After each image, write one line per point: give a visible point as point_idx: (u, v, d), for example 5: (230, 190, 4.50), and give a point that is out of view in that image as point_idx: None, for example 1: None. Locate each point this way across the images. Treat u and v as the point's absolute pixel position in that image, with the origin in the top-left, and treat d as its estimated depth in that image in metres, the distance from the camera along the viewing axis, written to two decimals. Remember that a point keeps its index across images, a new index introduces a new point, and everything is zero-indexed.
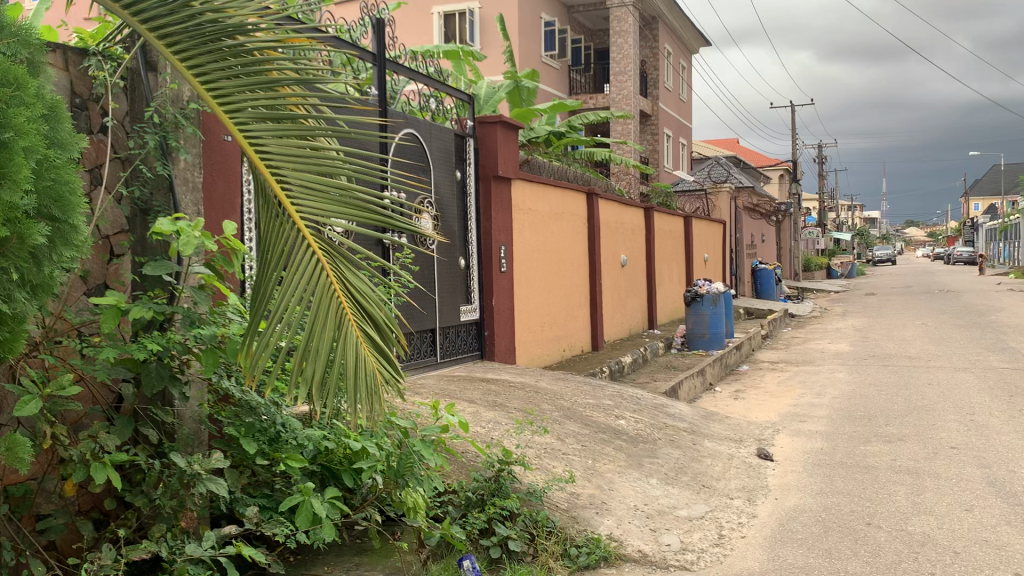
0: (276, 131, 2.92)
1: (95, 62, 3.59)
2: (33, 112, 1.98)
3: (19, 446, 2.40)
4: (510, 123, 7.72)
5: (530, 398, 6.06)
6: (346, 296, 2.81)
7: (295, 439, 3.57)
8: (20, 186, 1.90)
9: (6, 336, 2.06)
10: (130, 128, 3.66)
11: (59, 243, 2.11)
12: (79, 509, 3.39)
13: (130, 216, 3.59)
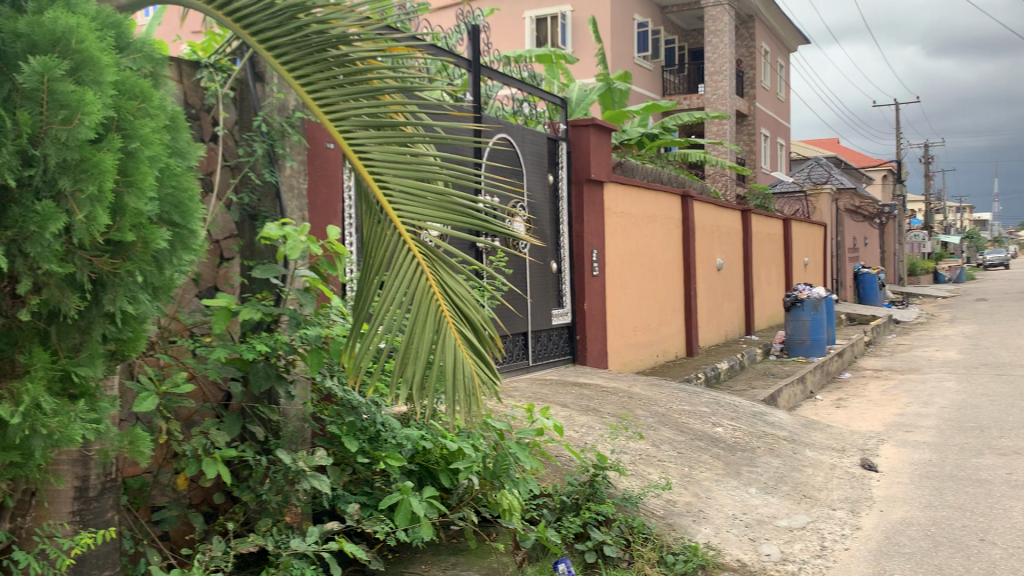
0: (378, 138, 2.99)
1: (207, 74, 3.78)
2: (157, 122, 2.08)
3: (140, 440, 2.53)
4: (605, 126, 7.70)
5: (624, 403, 6.03)
6: (444, 300, 2.86)
7: (394, 438, 3.64)
8: (146, 193, 2.00)
9: (129, 336, 2.19)
10: (239, 138, 3.84)
11: (179, 247, 2.21)
12: (190, 502, 3.55)
13: (238, 221, 3.75)
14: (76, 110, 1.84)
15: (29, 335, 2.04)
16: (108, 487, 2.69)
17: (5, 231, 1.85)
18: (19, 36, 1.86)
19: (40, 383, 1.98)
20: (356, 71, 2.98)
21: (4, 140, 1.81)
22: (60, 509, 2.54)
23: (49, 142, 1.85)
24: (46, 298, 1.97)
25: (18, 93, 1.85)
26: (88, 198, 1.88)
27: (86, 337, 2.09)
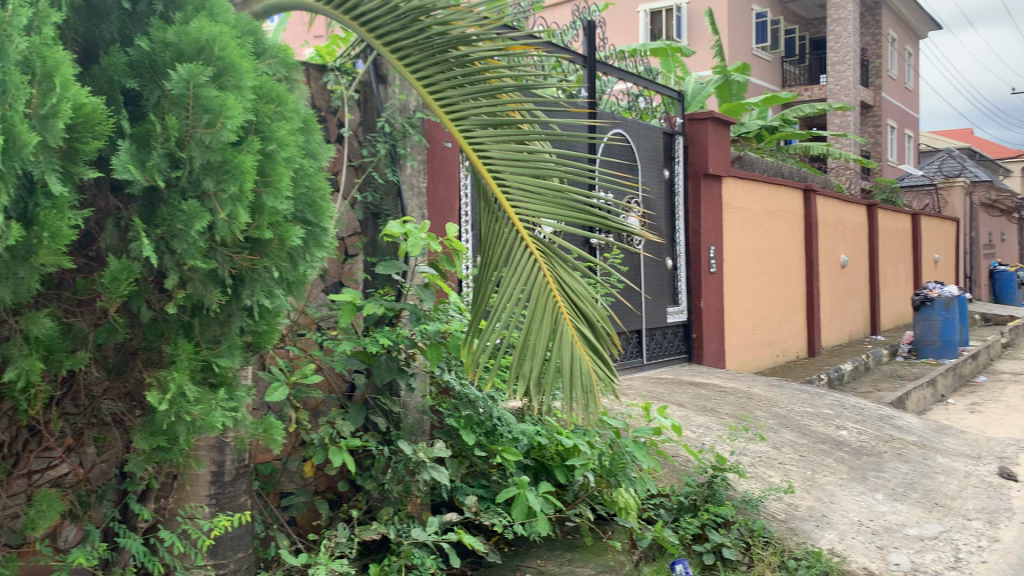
0: (497, 136, 3.03)
1: (333, 77, 3.89)
2: (292, 125, 2.17)
3: (274, 428, 2.63)
4: (723, 119, 7.53)
5: (742, 404, 5.90)
6: (561, 297, 2.87)
7: (510, 433, 3.67)
8: (282, 193, 2.08)
9: (265, 328, 2.31)
10: (363, 138, 3.96)
11: (312, 245, 2.29)
12: (316, 489, 3.69)
13: (362, 220, 3.87)
14: (219, 114, 1.94)
15: (175, 327, 2.17)
16: (243, 473, 2.84)
17: (156, 230, 2.00)
18: (168, 46, 1.99)
19: (185, 373, 2.10)
20: (475, 71, 3.02)
21: (155, 144, 1.94)
22: (198, 492, 2.70)
23: (194, 145, 1.95)
24: (191, 293, 2.08)
25: (167, 99, 1.97)
26: (230, 198, 1.97)
27: (226, 329, 2.22)
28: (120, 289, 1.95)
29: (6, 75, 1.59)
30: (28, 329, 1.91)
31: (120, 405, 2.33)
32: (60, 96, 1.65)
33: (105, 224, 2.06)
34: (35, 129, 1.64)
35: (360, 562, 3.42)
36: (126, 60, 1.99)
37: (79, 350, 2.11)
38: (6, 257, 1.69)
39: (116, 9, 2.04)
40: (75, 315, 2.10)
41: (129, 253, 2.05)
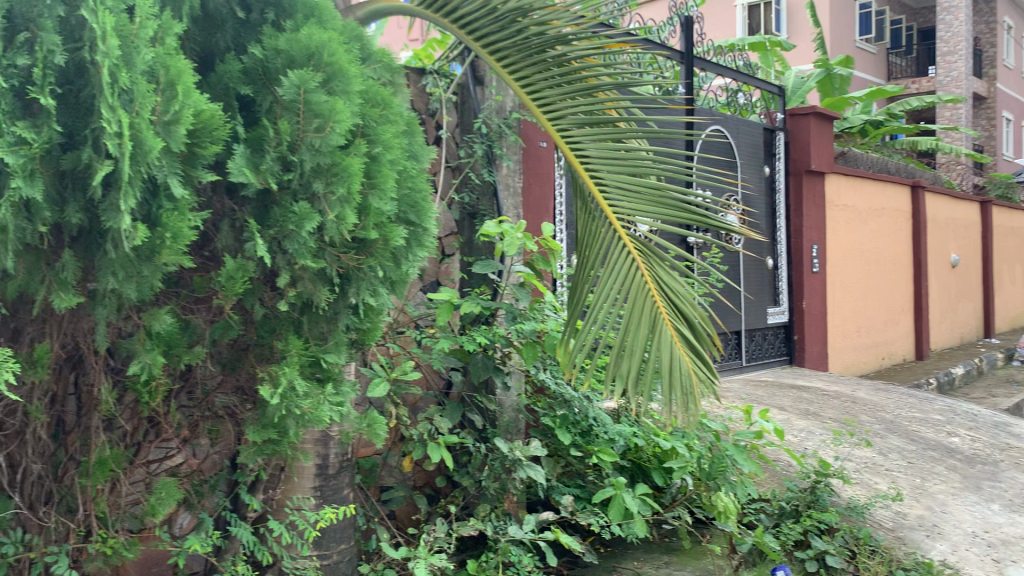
0: (594, 135, 3.02)
1: (432, 79, 3.94)
2: (397, 127, 2.22)
3: (377, 423, 2.68)
4: (825, 114, 7.31)
5: (846, 409, 5.71)
6: (660, 296, 2.82)
7: (607, 434, 3.66)
8: (388, 194, 2.13)
9: (368, 326, 2.36)
10: (461, 139, 4.02)
11: (415, 245, 2.34)
12: (414, 484, 3.76)
13: (459, 219, 3.93)
14: (328, 119, 1.99)
15: (286, 324, 2.26)
16: (346, 466, 2.94)
17: (269, 230, 2.07)
18: (280, 53, 2.06)
19: (295, 368, 2.17)
20: (572, 70, 3.02)
21: (268, 148, 2.02)
22: (303, 484, 2.82)
23: (305, 149, 2.02)
24: (301, 291, 2.16)
25: (279, 105, 2.05)
26: (339, 199, 2.04)
27: (332, 326, 2.29)
28: (235, 288, 2.04)
29: (134, 84, 1.68)
30: (151, 325, 2.00)
31: (232, 399, 2.42)
32: (182, 104, 1.73)
33: (221, 225, 2.15)
34: (159, 135, 1.73)
35: (458, 557, 3.47)
36: (240, 67, 2.07)
37: (196, 345, 2.20)
38: (132, 257, 1.79)
39: (231, 19, 2.13)
40: (192, 311, 2.20)
41: (244, 253, 2.14)
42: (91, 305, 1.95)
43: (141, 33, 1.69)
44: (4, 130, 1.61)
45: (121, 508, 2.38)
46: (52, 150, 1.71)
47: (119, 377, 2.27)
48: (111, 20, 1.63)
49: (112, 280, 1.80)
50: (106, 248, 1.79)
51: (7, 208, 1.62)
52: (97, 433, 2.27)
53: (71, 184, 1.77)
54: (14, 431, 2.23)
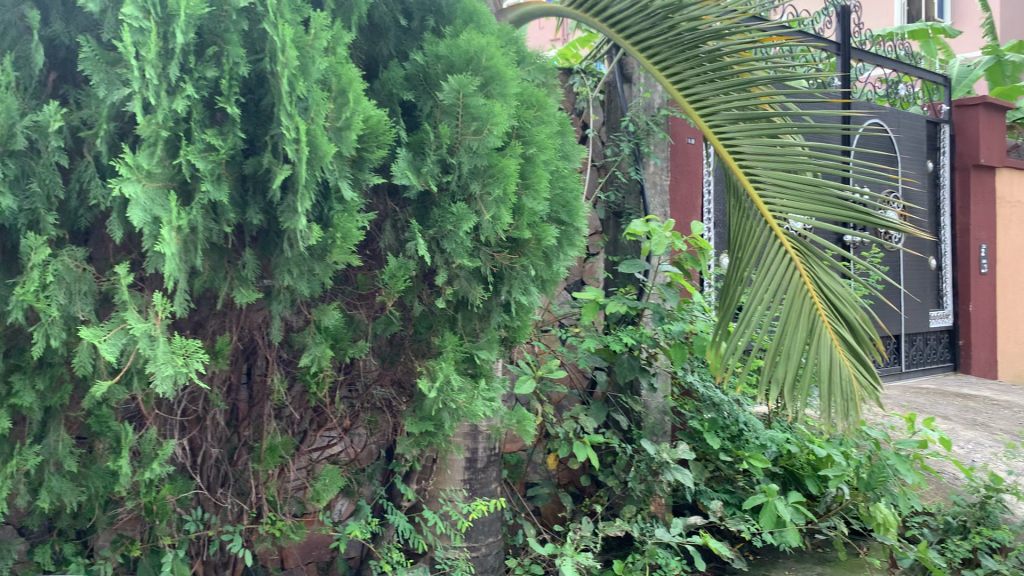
0: (749, 130, 2.92)
1: (578, 79, 3.98)
2: (551, 128, 2.25)
3: (527, 421, 2.68)
4: (997, 104, 6.82)
5: (1020, 420, 5.33)
6: (819, 297, 2.71)
7: (758, 439, 3.57)
8: (541, 195, 2.16)
9: (519, 325, 2.40)
10: (608, 138, 4.00)
11: (566, 244, 2.36)
12: (559, 482, 3.79)
13: (603, 219, 3.93)
14: (486, 122, 2.03)
15: (442, 321, 2.33)
16: (494, 461, 3.02)
17: (429, 230, 2.15)
18: (440, 58, 2.12)
19: (451, 363, 2.22)
20: (726, 65, 2.95)
21: (428, 151, 2.08)
22: (454, 476, 2.92)
23: (463, 151, 2.08)
24: (457, 289, 2.21)
25: (439, 109, 2.12)
26: (495, 200, 2.08)
27: (485, 323, 2.34)
28: (397, 286, 2.11)
29: (309, 93, 1.77)
30: (320, 320, 2.12)
31: (390, 391, 2.52)
32: (353, 110, 1.82)
33: (384, 225, 2.24)
34: (332, 140, 1.83)
35: (604, 557, 3.48)
36: (403, 74, 2.15)
37: (359, 340, 2.31)
38: (305, 255, 1.91)
39: (394, 27, 2.22)
40: (355, 307, 2.32)
41: (405, 252, 2.22)
42: (267, 301, 2.08)
43: (316, 44, 1.79)
44: (195, 138, 1.73)
45: (287, 493, 2.52)
46: (236, 155, 1.83)
47: (289, 369, 2.40)
48: (289, 32, 1.72)
49: (287, 277, 1.92)
50: (283, 247, 1.91)
51: (198, 210, 1.75)
52: (269, 421, 2.41)
53: (252, 188, 1.90)
54: (195, 417, 2.36)
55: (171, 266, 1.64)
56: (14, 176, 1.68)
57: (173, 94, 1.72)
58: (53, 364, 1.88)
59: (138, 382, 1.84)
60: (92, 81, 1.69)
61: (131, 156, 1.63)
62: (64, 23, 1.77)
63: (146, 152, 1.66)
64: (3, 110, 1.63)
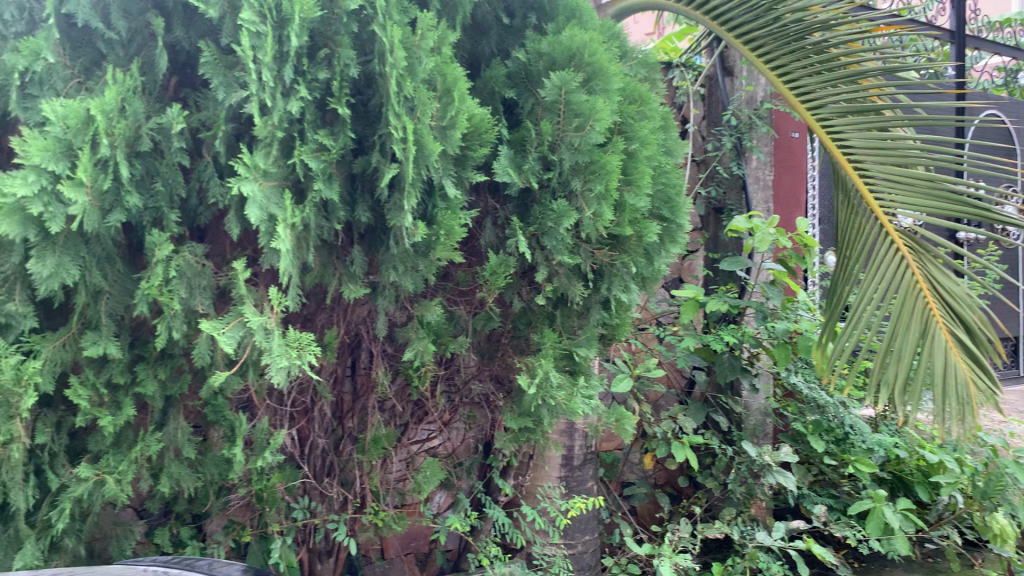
0: (858, 124, 2.81)
1: (678, 73, 3.92)
2: (654, 123, 2.22)
3: (626, 419, 2.61)
4: None
5: None
6: (933, 297, 2.57)
7: (864, 443, 3.43)
8: (644, 191, 2.13)
9: (618, 322, 2.39)
10: (708, 133, 3.96)
11: (668, 241, 2.33)
12: (655, 482, 3.75)
13: (704, 215, 3.91)
14: (589, 117, 2.02)
15: (541, 317, 2.34)
16: (590, 459, 3.03)
17: (530, 227, 2.15)
18: (542, 55, 2.12)
19: (551, 360, 2.22)
20: (833, 56, 2.84)
21: (530, 148, 2.10)
22: (551, 473, 2.93)
23: (565, 148, 2.08)
24: (557, 286, 2.21)
25: (541, 106, 2.13)
26: (596, 196, 2.06)
27: (584, 320, 2.34)
28: (498, 282, 2.12)
29: (416, 92, 1.80)
30: (423, 315, 2.16)
31: (488, 387, 2.56)
32: (457, 109, 1.84)
33: (485, 222, 2.27)
34: (438, 139, 1.87)
35: (702, 559, 3.44)
36: (505, 71, 2.16)
37: (460, 335, 2.35)
38: (411, 251, 1.95)
39: (496, 25, 2.23)
40: (456, 304, 2.35)
41: (506, 249, 2.24)
42: (373, 296, 2.14)
43: (423, 44, 1.81)
44: (308, 138, 1.79)
45: (389, 484, 2.57)
46: (346, 155, 1.89)
47: (392, 362, 2.45)
48: (398, 33, 1.75)
49: (393, 273, 1.97)
50: (390, 244, 1.95)
51: (310, 208, 1.81)
52: (373, 413, 2.48)
53: (361, 186, 1.97)
54: (303, 408, 2.43)
55: (286, 262, 1.70)
56: (141, 176, 1.78)
57: (288, 95, 1.78)
58: (174, 355, 1.98)
59: (252, 373, 1.92)
60: (211, 84, 1.76)
61: (249, 156, 1.69)
62: (185, 29, 1.85)
63: (262, 152, 1.73)
64: (130, 113, 1.71)
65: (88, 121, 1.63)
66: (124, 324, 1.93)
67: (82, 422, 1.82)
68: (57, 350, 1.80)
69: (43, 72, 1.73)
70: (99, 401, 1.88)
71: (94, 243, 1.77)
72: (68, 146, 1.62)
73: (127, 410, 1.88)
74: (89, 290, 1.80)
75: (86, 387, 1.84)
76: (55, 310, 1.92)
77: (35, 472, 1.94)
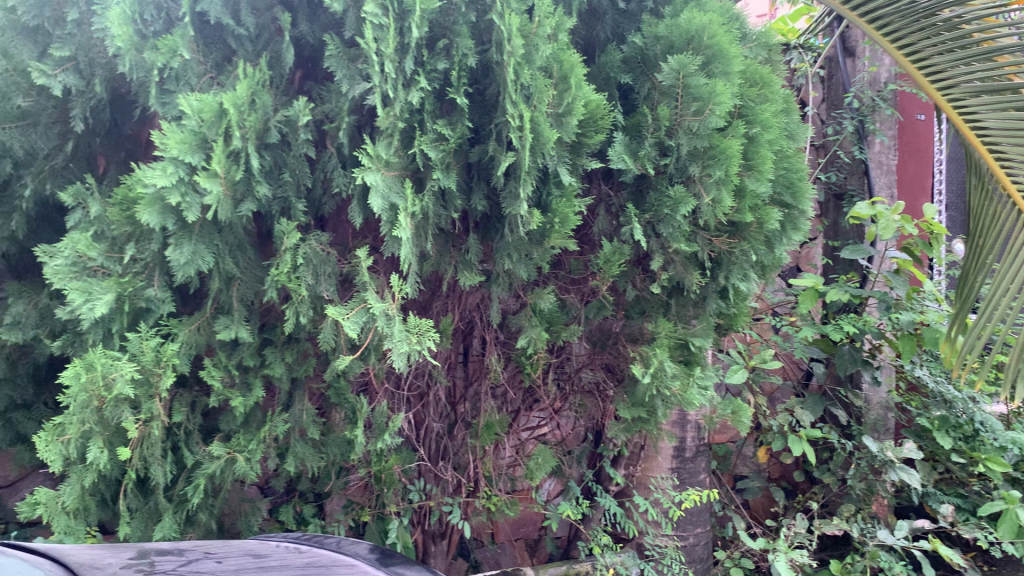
0: (993, 104, 2.56)
1: (797, 54, 3.81)
2: (775, 105, 2.17)
3: (742, 410, 2.52)
4: None
5: None
6: None
7: (997, 441, 3.22)
8: (765, 176, 2.05)
9: (734, 312, 2.34)
10: (828, 116, 3.84)
11: (789, 228, 2.27)
12: (769, 476, 3.68)
13: (823, 201, 3.81)
14: (709, 101, 1.97)
15: (656, 306, 2.32)
16: (702, 451, 2.99)
17: (645, 214, 2.13)
18: (660, 39, 2.08)
19: (666, 350, 2.18)
20: (965, 33, 2.60)
21: (646, 134, 2.07)
22: (663, 464, 2.90)
23: (683, 133, 2.04)
24: (673, 274, 2.18)
25: (658, 91, 2.10)
26: (716, 181, 2.01)
27: (700, 310, 2.30)
28: (613, 270, 2.10)
29: (533, 80, 1.81)
30: (536, 303, 2.17)
31: (599, 375, 2.55)
32: (574, 95, 1.83)
33: (599, 210, 2.26)
34: (554, 126, 1.86)
35: (818, 556, 3.35)
36: (622, 57, 2.14)
37: (572, 323, 2.35)
38: (525, 239, 1.96)
39: (612, 10, 2.21)
40: (568, 291, 2.35)
41: (620, 236, 2.22)
42: (488, 283, 2.16)
43: (540, 31, 1.81)
44: (428, 128, 1.82)
45: (501, 469, 2.60)
46: (463, 144, 1.92)
47: (505, 349, 2.47)
48: (516, 21, 1.75)
49: (508, 261, 1.99)
50: (505, 232, 1.97)
51: (429, 197, 1.84)
52: (486, 399, 2.51)
53: (477, 175, 2.00)
54: (419, 393, 2.50)
55: (406, 250, 1.74)
56: (269, 167, 1.86)
57: (408, 86, 1.81)
58: (300, 340, 2.05)
59: (373, 357, 1.97)
60: (336, 77, 1.81)
61: (372, 146, 1.73)
62: (309, 23, 1.91)
63: (384, 142, 1.77)
64: (260, 106, 1.78)
65: (221, 114, 1.70)
66: (253, 309, 2.02)
67: (216, 402, 1.91)
68: (193, 333, 1.89)
69: (179, 68, 1.81)
70: (231, 382, 1.97)
71: (227, 232, 1.85)
72: (203, 138, 1.69)
73: (257, 392, 1.96)
74: (222, 276, 1.89)
75: (220, 369, 1.93)
76: (190, 296, 2.03)
77: (172, 448, 2.04)
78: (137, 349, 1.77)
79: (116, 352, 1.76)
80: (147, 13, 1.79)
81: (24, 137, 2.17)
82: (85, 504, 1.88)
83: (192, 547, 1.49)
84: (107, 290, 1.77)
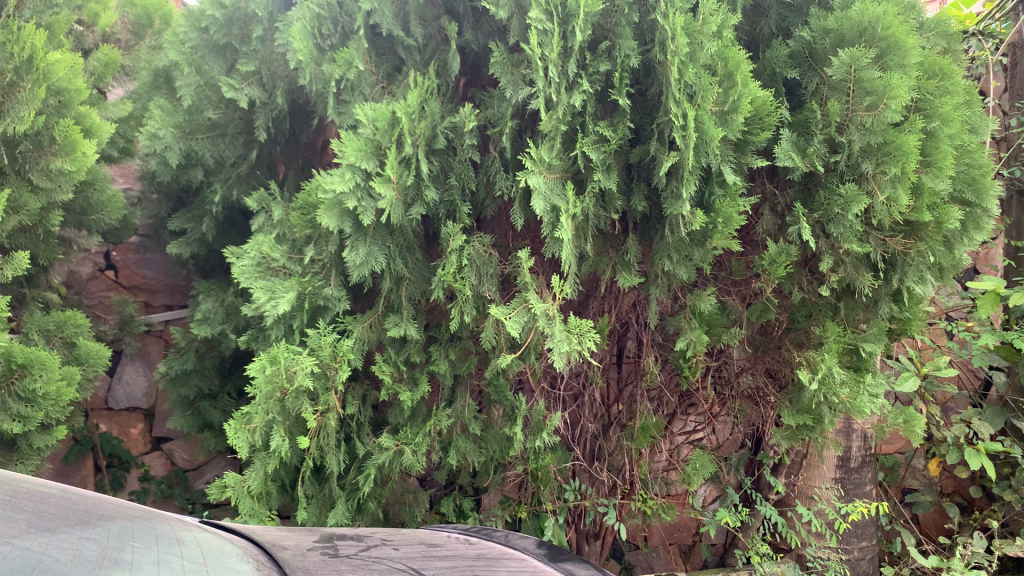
0: None
1: (975, 42, 3.55)
2: (957, 98, 2.04)
3: (915, 420, 2.35)
4: None
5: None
6: None
7: None
8: (945, 172, 1.93)
9: (908, 316, 2.23)
10: (1010, 107, 3.55)
11: (971, 226, 2.14)
12: (942, 490, 3.47)
13: (1007, 197, 3.54)
14: (883, 95, 1.87)
15: (823, 310, 2.25)
16: (868, 461, 2.86)
17: (814, 214, 2.07)
18: (829, 32, 2.01)
19: (834, 356, 2.10)
20: None
21: (816, 130, 2.02)
22: (826, 474, 2.79)
23: (855, 129, 1.97)
24: (843, 276, 2.10)
25: (826, 85, 2.04)
26: (891, 179, 1.93)
27: (871, 313, 2.21)
28: (777, 271, 2.04)
29: (697, 79, 1.78)
30: (696, 304, 2.13)
31: (760, 380, 2.49)
32: (740, 92, 1.77)
33: (763, 209, 2.21)
34: (718, 125, 1.83)
35: None
36: (788, 52, 2.08)
37: (733, 325, 2.31)
38: (686, 240, 1.95)
39: (776, 5, 2.16)
40: (729, 293, 2.31)
41: (785, 236, 2.17)
42: (647, 285, 2.15)
43: (705, 29, 1.77)
44: (590, 130, 1.84)
45: (656, 472, 2.58)
46: (624, 145, 1.93)
47: (662, 351, 2.46)
48: (680, 21, 1.74)
49: (667, 262, 1.98)
50: (665, 232, 1.97)
51: (589, 198, 1.86)
52: (641, 402, 2.49)
53: (637, 175, 2.01)
54: (575, 393, 2.51)
55: (567, 250, 1.76)
56: (436, 172, 1.95)
57: (571, 90, 1.84)
58: (462, 338, 2.12)
59: (533, 356, 1.99)
60: (501, 83, 1.86)
61: (536, 150, 1.76)
62: (474, 31, 1.97)
63: (547, 145, 1.79)
64: (429, 113, 1.86)
65: (394, 122, 1.79)
66: (420, 307, 2.11)
67: (386, 396, 2.00)
68: (365, 330, 1.99)
69: (354, 79, 1.91)
70: (400, 377, 2.07)
71: (397, 234, 1.94)
72: (377, 145, 1.78)
73: (423, 387, 2.04)
74: (392, 277, 1.98)
75: (389, 364, 2.03)
76: (362, 293, 2.15)
77: (345, 439, 2.16)
78: (316, 344, 1.89)
79: (297, 347, 1.88)
80: (325, 28, 1.90)
81: (214, 146, 2.36)
82: (266, 489, 2.00)
83: (370, 533, 1.57)
84: (289, 288, 1.88)
